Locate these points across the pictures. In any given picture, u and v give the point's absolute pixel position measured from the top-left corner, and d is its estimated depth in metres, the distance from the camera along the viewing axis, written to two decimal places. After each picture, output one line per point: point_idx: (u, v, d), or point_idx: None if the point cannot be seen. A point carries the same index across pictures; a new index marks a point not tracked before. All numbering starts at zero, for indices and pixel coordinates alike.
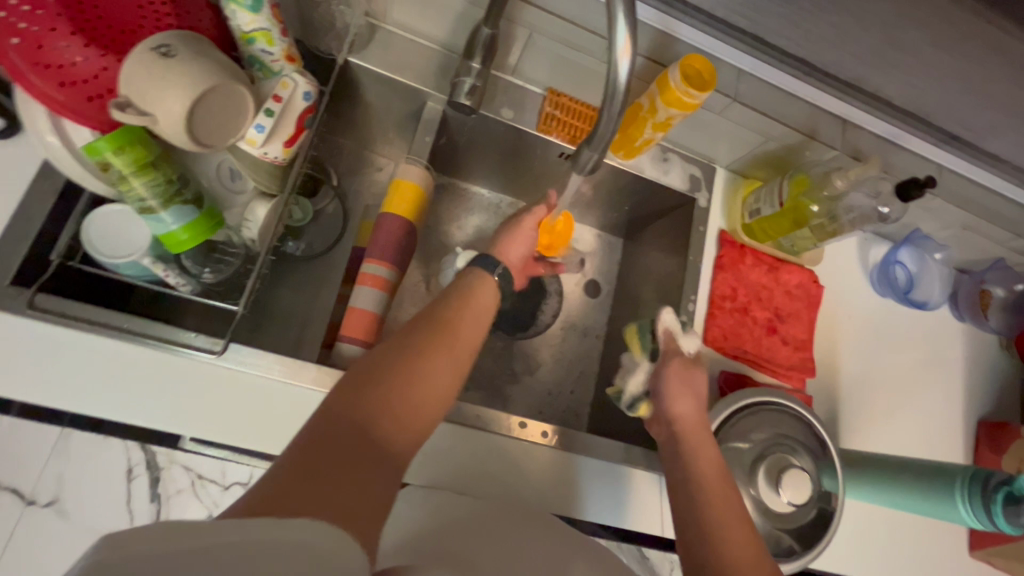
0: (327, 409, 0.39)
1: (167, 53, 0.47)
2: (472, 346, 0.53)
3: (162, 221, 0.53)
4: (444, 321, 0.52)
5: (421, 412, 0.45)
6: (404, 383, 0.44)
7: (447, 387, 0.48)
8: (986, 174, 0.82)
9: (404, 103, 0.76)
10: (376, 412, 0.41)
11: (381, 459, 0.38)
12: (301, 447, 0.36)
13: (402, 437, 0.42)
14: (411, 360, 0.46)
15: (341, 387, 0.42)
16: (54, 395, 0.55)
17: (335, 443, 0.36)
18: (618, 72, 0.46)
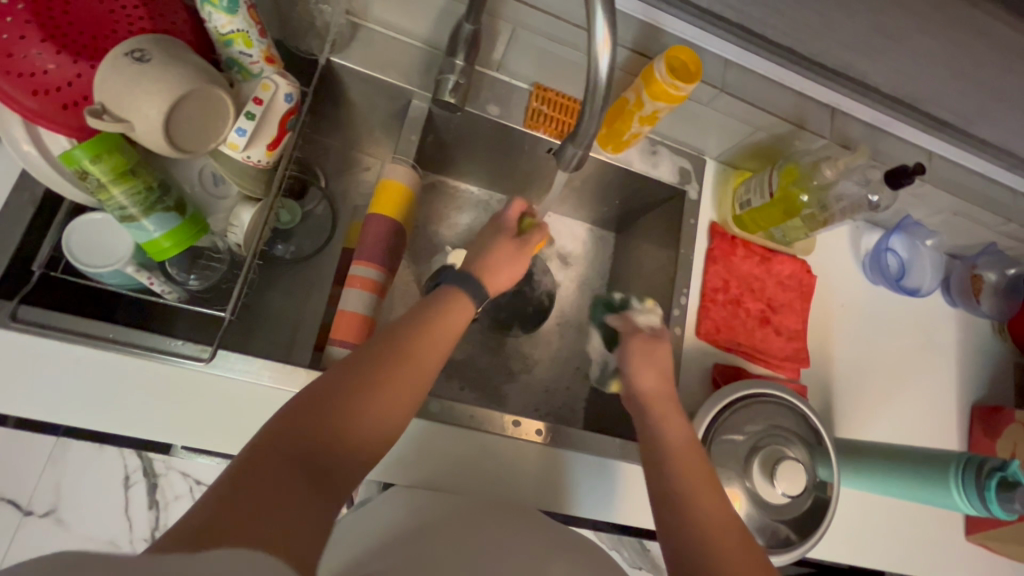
0: (261, 444, 0.39)
1: (141, 58, 0.46)
2: (431, 368, 0.51)
3: (144, 229, 0.52)
4: (399, 343, 0.50)
5: (364, 444, 0.43)
6: (346, 415, 0.43)
7: (396, 415, 0.47)
8: (976, 159, 0.82)
9: (389, 101, 0.75)
10: (312, 447, 0.40)
11: (313, 494, 0.37)
12: (227, 483, 0.35)
13: (340, 471, 0.41)
14: (357, 390, 0.45)
15: (279, 419, 0.41)
16: (41, 407, 0.55)
17: (263, 481, 0.36)
18: (599, 66, 0.46)
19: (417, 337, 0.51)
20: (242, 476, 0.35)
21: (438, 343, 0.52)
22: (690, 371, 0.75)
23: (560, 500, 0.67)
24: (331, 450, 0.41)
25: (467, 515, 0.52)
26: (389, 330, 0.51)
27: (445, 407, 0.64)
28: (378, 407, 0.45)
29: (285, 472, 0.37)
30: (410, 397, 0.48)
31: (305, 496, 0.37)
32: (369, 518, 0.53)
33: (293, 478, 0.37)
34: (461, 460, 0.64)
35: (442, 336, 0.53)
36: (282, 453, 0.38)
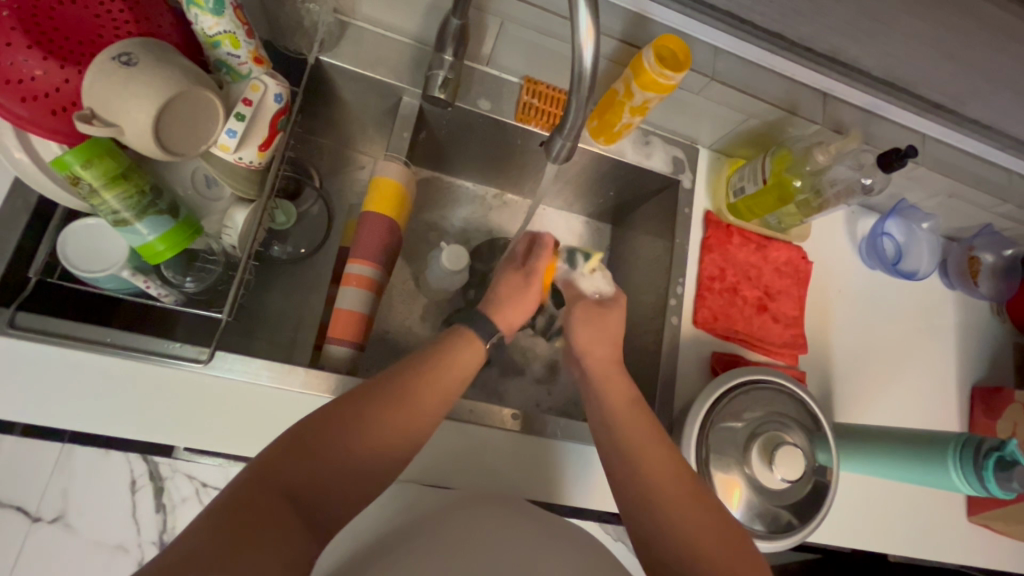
0: (254, 473, 0.40)
1: (128, 62, 0.46)
2: (433, 411, 0.51)
3: (138, 232, 0.53)
4: (403, 383, 0.50)
5: (354, 483, 0.45)
6: (341, 452, 0.44)
7: (391, 455, 0.48)
8: (971, 140, 0.82)
9: (379, 99, 0.75)
10: (302, 482, 0.41)
11: (297, 532, 0.39)
12: (216, 514, 0.37)
13: (327, 509, 0.42)
14: (355, 428, 0.46)
15: (276, 448, 0.43)
16: (43, 413, 0.55)
17: (250, 515, 0.37)
18: (584, 57, 0.45)
19: (423, 378, 0.52)
20: (231, 507, 0.37)
21: (442, 385, 0.53)
22: (688, 360, 0.75)
23: (558, 492, 0.69)
24: (321, 486, 0.42)
25: (466, 508, 0.52)
26: (394, 368, 0.52)
27: None
28: (373, 447, 0.46)
29: (273, 507, 0.38)
30: (407, 439, 0.49)
31: (290, 534, 0.38)
32: (372, 516, 0.54)
33: (280, 514, 0.38)
34: (461, 454, 0.65)
35: (448, 378, 0.53)
36: (273, 486, 0.40)
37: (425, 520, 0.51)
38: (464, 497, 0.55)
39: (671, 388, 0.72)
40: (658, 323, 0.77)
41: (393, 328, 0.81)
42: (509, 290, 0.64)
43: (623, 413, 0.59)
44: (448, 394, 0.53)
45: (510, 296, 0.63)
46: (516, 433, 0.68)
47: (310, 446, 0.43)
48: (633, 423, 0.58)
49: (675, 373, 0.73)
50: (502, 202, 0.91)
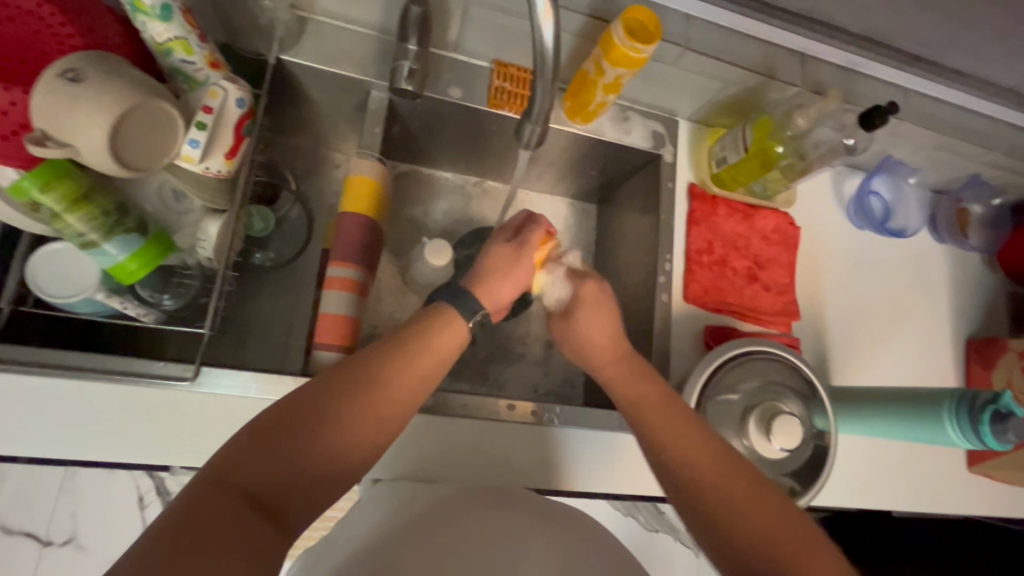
0: (211, 474, 0.39)
1: (75, 78, 0.44)
2: (405, 399, 0.49)
3: (108, 253, 0.51)
4: (371, 373, 0.48)
5: (322, 477, 0.43)
6: (304, 450, 0.42)
7: (360, 449, 0.45)
8: (953, 91, 0.80)
9: (348, 95, 0.73)
10: (262, 482, 0.40)
11: (261, 533, 0.38)
12: (171, 520, 0.36)
13: (293, 505, 0.41)
14: (319, 424, 0.44)
15: (232, 446, 0.41)
16: (32, 443, 0.55)
17: (206, 520, 0.36)
18: (543, 37, 0.44)
19: (393, 367, 0.49)
20: (185, 514, 0.36)
21: (414, 373, 0.50)
22: (682, 336, 0.75)
23: (560, 478, 0.68)
24: (284, 485, 0.41)
25: (462, 504, 0.52)
26: (363, 355, 0.49)
27: (438, 399, 0.66)
28: (339, 442, 0.44)
29: (231, 510, 0.37)
30: (381, 427, 0.47)
31: (252, 535, 0.37)
32: (375, 517, 0.54)
33: (240, 516, 0.37)
34: (461, 448, 0.66)
35: (422, 361, 0.51)
36: (230, 488, 0.38)
37: (422, 517, 0.51)
38: (463, 491, 0.56)
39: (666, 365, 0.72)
40: (649, 301, 0.76)
41: (383, 325, 0.80)
42: (498, 266, 0.60)
43: (664, 416, 0.56)
44: (421, 381, 0.51)
45: (498, 270, 0.60)
46: (513, 423, 0.68)
47: (270, 444, 0.41)
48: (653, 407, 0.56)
49: (668, 350, 0.73)
50: (483, 189, 0.89)
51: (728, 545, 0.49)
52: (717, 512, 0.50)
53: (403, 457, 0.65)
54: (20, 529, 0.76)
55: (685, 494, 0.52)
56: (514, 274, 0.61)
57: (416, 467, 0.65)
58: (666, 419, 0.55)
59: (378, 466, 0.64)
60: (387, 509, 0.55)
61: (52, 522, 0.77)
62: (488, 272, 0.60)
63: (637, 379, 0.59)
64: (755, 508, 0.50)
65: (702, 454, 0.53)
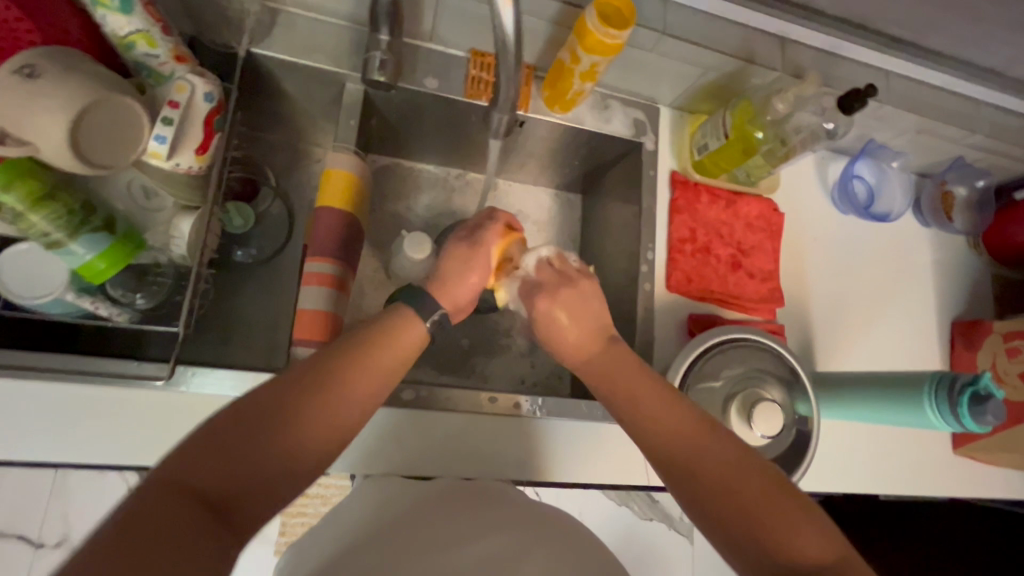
0: (160, 477, 0.38)
1: (32, 74, 0.43)
2: (366, 398, 0.49)
3: (75, 253, 0.51)
4: (331, 374, 0.47)
5: (279, 477, 0.42)
6: (261, 449, 0.42)
7: (319, 448, 0.45)
8: (934, 73, 0.79)
9: (323, 88, 0.72)
10: (215, 483, 0.39)
11: (214, 538, 0.37)
12: (116, 525, 0.35)
13: (248, 508, 0.41)
14: (275, 425, 0.43)
15: (182, 449, 0.40)
16: (6, 447, 0.54)
17: (155, 525, 0.35)
18: (504, 23, 0.43)
19: (353, 368, 0.49)
20: (134, 518, 0.35)
21: (376, 373, 0.50)
22: (665, 325, 0.75)
23: (546, 470, 0.68)
24: (239, 487, 0.40)
25: (439, 503, 0.52)
26: (320, 356, 0.49)
27: (420, 394, 0.66)
28: (296, 442, 0.44)
29: (180, 512, 0.37)
30: (340, 423, 0.47)
31: (204, 540, 0.36)
32: (357, 515, 0.53)
33: (190, 519, 0.37)
34: (444, 441, 0.66)
35: (382, 357, 0.51)
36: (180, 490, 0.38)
37: (401, 514, 0.51)
38: (445, 487, 0.56)
39: (649, 354, 0.72)
40: (631, 291, 0.76)
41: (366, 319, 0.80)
42: (452, 269, 0.61)
43: (633, 394, 0.55)
44: (382, 380, 0.51)
45: (450, 270, 0.62)
46: (496, 415, 0.68)
47: (225, 444, 0.41)
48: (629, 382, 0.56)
49: (651, 339, 0.73)
50: (465, 181, 0.89)
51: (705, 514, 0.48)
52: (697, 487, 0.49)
53: (386, 452, 0.64)
54: None
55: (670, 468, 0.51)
56: (470, 275, 0.62)
57: (400, 461, 0.64)
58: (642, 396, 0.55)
59: (363, 462, 0.64)
60: (369, 507, 0.55)
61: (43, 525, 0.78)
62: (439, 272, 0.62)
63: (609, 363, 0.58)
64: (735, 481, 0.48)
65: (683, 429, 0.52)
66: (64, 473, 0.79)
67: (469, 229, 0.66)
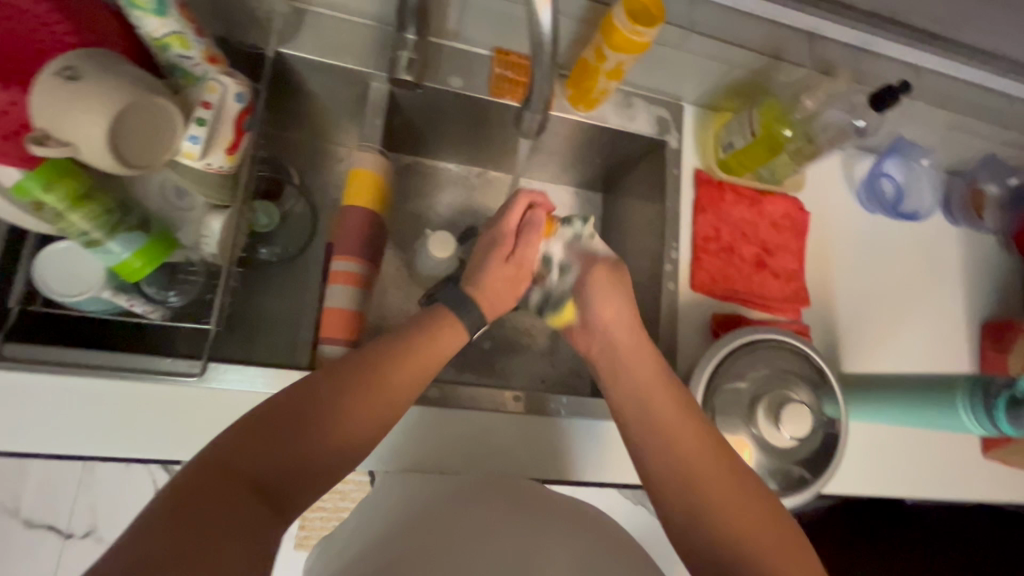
0: (210, 458, 0.40)
1: (72, 76, 0.44)
2: (408, 395, 0.50)
3: (112, 252, 0.52)
4: (376, 369, 0.48)
5: (321, 466, 0.44)
6: (304, 440, 0.43)
7: (365, 441, 0.47)
8: (968, 68, 0.78)
9: (349, 87, 0.72)
10: (262, 468, 0.41)
11: (259, 520, 0.39)
12: (169, 502, 0.37)
13: (292, 492, 0.42)
14: (325, 415, 0.44)
15: (234, 432, 0.42)
16: (42, 442, 0.55)
17: (207, 506, 0.37)
18: (540, 22, 0.43)
19: (396, 364, 0.49)
20: (187, 498, 0.37)
21: (416, 369, 0.51)
22: (689, 325, 0.74)
23: (570, 468, 0.69)
24: (284, 473, 0.42)
25: (467, 498, 0.53)
26: (367, 350, 0.50)
27: (445, 391, 0.66)
28: (341, 433, 0.45)
29: (231, 495, 0.38)
30: (383, 418, 0.48)
31: (251, 522, 0.38)
32: (386, 511, 0.54)
33: (238, 503, 0.38)
34: (469, 439, 0.66)
35: (424, 356, 0.51)
36: (230, 474, 0.39)
37: (430, 511, 0.51)
38: (472, 485, 0.56)
39: (673, 355, 0.71)
40: (655, 290, 0.75)
41: (390, 316, 0.80)
42: (495, 276, 0.61)
43: (653, 403, 0.55)
44: (422, 376, 0.51)
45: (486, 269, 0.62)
46: (521, 414, 0.68)
47: (271, 431, 0.42)
48: (655, 395, 0.56)
49: (675, 339, 0.73)
50: (486, 179, 0.89)
51: (696, 532, 0.50)
52: (696, 505, 0.50)
53: (410, 449, 0.65)
54: (45, 522, 0.80)
55: (669, 486, 0.52)
56: (512, 283, 0.62)
57: (426, 458, 0.65)
58: (659, 407, 0.55)
59: (389, 459, 0.64)
60: (396, 503, 0.55)
61: (74, 516, 0.80)
62: (477, 271, 0.62)
63: (629, 370, 0.58)
64: (733, 505, 0.50)
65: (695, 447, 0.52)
66: (94, 466, 0.82)
67: (512, 232, 0.64)
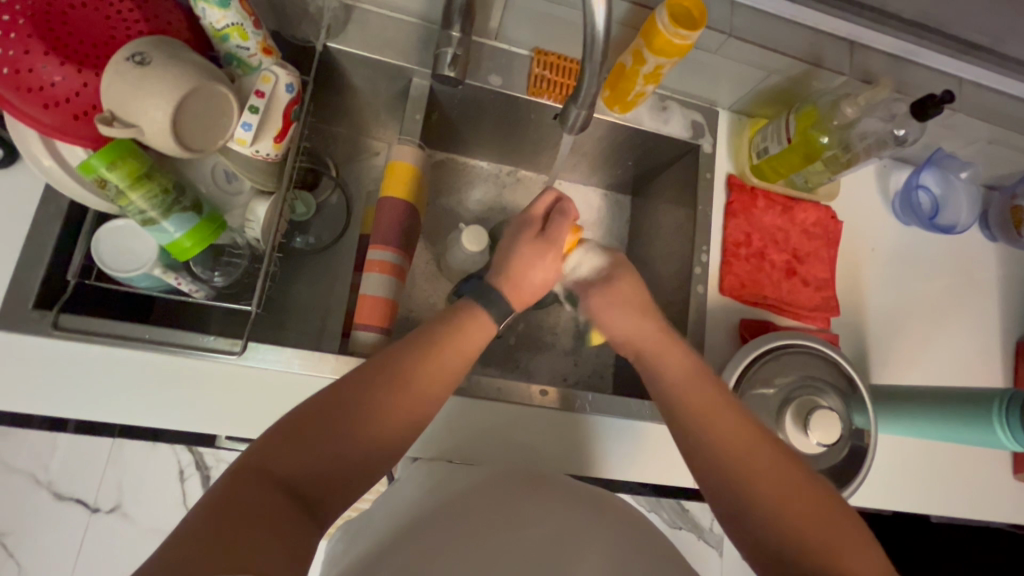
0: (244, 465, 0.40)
1: (142, 61, 0.47)
2: (432, 395, 0.50)
3: (165, 230, 0.54)
4: (398, 369, 0.49)
5: (352, 469, 0.44)
6: (336, 442, 0.44)
7: (392, 441, 0.47)
8: (1012, 81, 0.77)
9: (391, 82, 0.74)
10: (296, 470, 0.42)
11: (295, 525, 0.39)
12: (207, 509, 0.37)
13: (326, 497, 0.43)
14: (354, 416, 0.45)
15: (268, 435, 0.43)
16: (88, 409, 0.57)
17: (246, 509, 0.37)
18: (595, 19, 0.44)
19: (421, 363, 0.50)
20: (224, 504, 0.37)
21: (442, 372, 0.51)
22: (716, 329, 0.74)
23: (590, 464, 0.69)
24: (316, 477, 0.42)
25: (497, 488, 0.53)
26: (391, 350, 0.51)
27: (472, 382, 0.67)
28: (368, 433, 0.46)
29: (269, 497, 0.39)
30: (409, 419, 0.48)
31: (289, 521, 0.38)
32: (411, 496, 0.55)
33: (275, 505, 0.38)
34: (494, 431, 0.67)
35: (448, 357, 0.52)
36: (265, 477, 0.40)
37: (459, 500, 0.52)
38: (499, 475, 0.57)
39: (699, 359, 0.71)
40: (683, 293, 0.75)
41: (419, 308, 0.82)
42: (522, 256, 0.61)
43: (702, 406, 0.55)
44: (447, 378, 0.52)
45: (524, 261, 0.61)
46: (545, 409, 0.69)
47: (304, 434, 0.43)
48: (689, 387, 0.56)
49: (703, 343, 0.73)
50: (517, 178, 0.90)
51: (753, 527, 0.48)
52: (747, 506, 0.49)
53: (435, 438, 0.66)
54: (73, 494, 0.83)
55: (721, 482, 0.51)
56: (541, 273, 0.61)
57: (450, 448, 0.66)
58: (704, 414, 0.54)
59: (415, 445, 0.65)
60: (423, 491, 0.56)
61: (103, 489, 0.84)
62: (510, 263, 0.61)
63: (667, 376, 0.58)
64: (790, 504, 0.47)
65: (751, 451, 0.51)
66: (122, 442, 0.85)
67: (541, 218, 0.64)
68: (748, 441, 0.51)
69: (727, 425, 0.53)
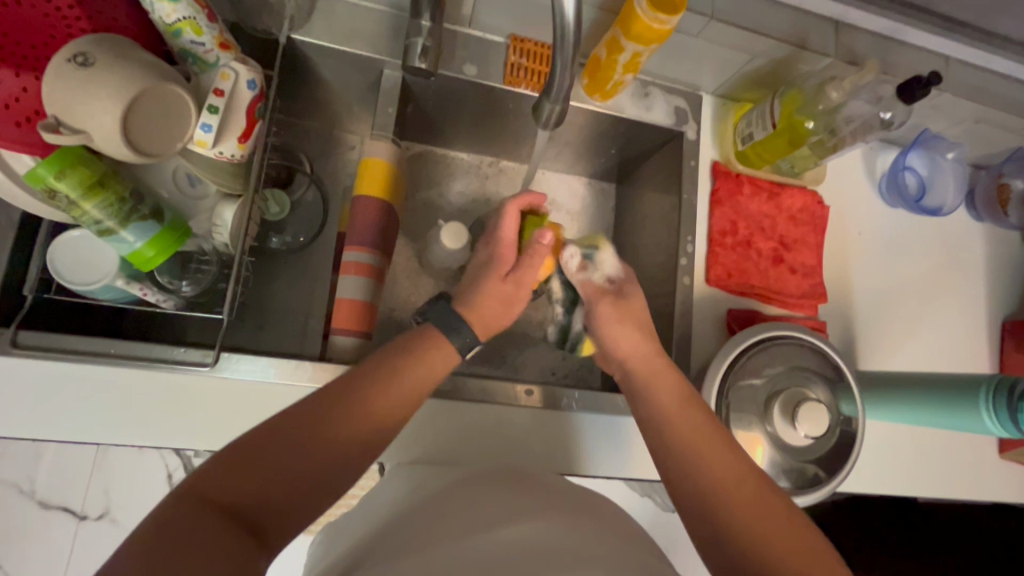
0: (182, 492, 0.38)
1: (84, 62, 0.44)
2: (395, 418, 0.49)
3: (125, 240, 0.52)
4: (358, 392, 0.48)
5: (307, 495, 0.42)
6: (288, 467, 0.42)
7: (351, 465, 0.45)
8: (999, 57, 0.75)
9: (361, 75, 0.71)
10: (241, 496, 0.40)
11: (243, 552, 0.37)
12: (144, 536, 0.35)
13: (276, 523, 0.41)
14: (312, 438, 0.44)
15: (218, 458, 0.41)
16: (50, 427, 0.55)
17: (178, 541, 0.35)
18: (564, 9, 0.42)
19: (382, 386, 0.49)
20: (160, 533, 0.35)
21: (405, 393, 0.50)
22: (702, 320, 0.73)
23: (578, 460, 0.68)
24: (267, 503, 0.41)
25: (470, 487, 0.53)
26: (353, 372, 0.49)
27: (456, 384, 0.66)
28: (327, 456, 0.44)
29: (214, 524, 0.37)
30: (369, 443, 0.47)
31: (234, 552, 0.37)
32: (393, 497, 0.54)
33: (218, 534, 0.37)
34: (479, 432, 0.66)
35: (410, 377, 0.50)
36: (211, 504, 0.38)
37: (440, 499, 0.51)
38: (477, 474, 0.56)
39: (686, 350, 0.71)
40: (669, 285, 0.74)
41: (400, 308, 0.80)
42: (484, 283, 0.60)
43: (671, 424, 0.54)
44: (410, 402, 0.50)
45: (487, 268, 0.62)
46: (531, 408, 0.68)
47: (251, 457, 0.41)
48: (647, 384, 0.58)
49: (690, 334, 0.71)
50: (498, 169, 0.87)
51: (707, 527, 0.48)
52: (717, 508, 0.48)
53: (416, 440, 0.65)
54: (59, 503, 0.82)
55: (688, 482, 0.51)
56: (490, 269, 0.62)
57: (437, 451, 0.65)
58: (675, 420, 0.54)
59: (398, 451, 0.64)
60: (403, 491, 0.55)
61: (87, 498, 0.82)
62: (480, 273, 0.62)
63: (649, 389, 0.57)
64: (754, 511, 0.47)
65: (709, 455, 0.51)
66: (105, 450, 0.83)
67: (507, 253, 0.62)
68: (713, 452, 0.51)
69: (697, 436, 0.52)
